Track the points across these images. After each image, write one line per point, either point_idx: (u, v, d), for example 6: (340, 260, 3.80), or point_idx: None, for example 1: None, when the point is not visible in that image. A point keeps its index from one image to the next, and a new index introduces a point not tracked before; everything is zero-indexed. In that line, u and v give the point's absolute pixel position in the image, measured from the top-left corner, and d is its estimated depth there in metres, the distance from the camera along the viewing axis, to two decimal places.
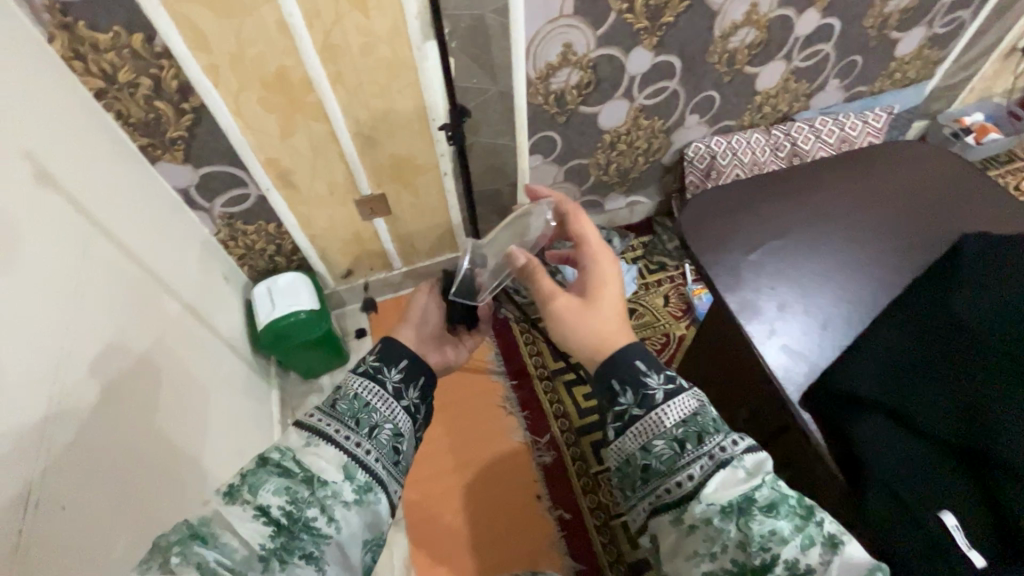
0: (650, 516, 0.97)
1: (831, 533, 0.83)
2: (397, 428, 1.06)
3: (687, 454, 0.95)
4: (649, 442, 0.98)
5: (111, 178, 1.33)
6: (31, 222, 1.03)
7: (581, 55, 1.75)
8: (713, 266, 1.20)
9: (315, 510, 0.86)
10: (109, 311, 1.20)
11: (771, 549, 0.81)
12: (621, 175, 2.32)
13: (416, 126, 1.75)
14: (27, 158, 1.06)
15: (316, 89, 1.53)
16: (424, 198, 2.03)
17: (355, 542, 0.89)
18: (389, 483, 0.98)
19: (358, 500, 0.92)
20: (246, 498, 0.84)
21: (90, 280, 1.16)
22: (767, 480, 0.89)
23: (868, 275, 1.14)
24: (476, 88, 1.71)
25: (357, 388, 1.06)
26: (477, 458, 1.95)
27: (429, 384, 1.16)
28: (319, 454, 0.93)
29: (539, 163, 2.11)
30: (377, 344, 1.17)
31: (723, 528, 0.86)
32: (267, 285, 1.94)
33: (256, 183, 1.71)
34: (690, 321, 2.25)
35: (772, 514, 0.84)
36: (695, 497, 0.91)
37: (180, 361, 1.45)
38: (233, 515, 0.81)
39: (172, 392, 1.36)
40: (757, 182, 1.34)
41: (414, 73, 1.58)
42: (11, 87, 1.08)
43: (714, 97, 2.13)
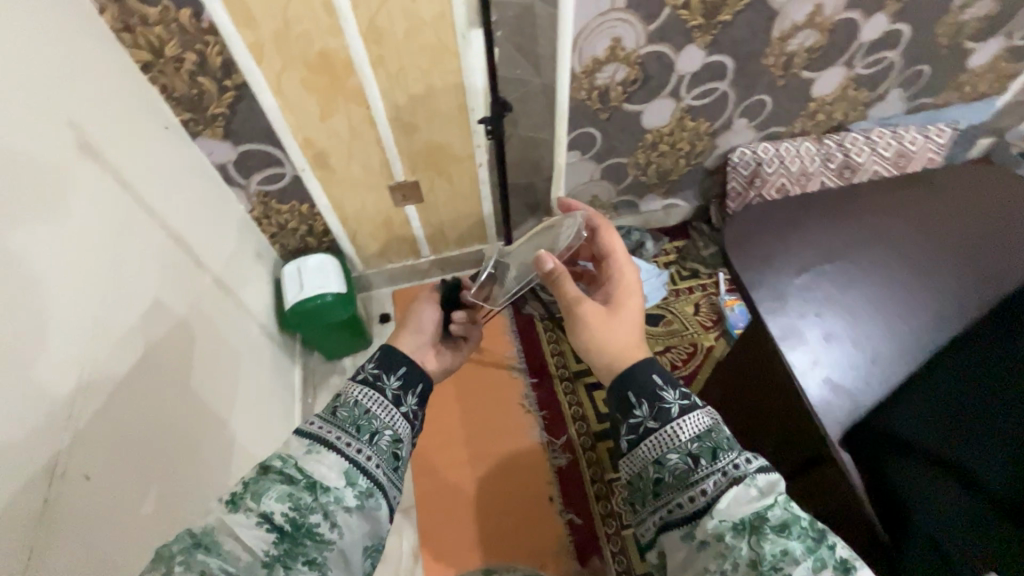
0: (660, 531, 0.91)
1: (845, 558, 0.76)
2: (396, 434, 1.08)
3: (700, 469, 0.89)
4: (661, 454, 0.94)
5: (152, 152, 1.34)
6: (74, 192, 1.05)
7: (630, 51, 1.68)
8: (754, 287, 1.14)
9: (318, 516, 0.87)
10: (143, 283, 1.22)
11: (783, 569, 0.75)
12: (660, 177, 2.24)
13: (455, 115, 1.72)
14: (71, 128, 1.08)
15: (357, 73, 1.51)
16: (458, 187, 2.00)
17: (356, 547, 0.90)
18: (389, 488, 1.00)
19: (359, 505, 0.93)
20: (248, 506, 0.84)
21: (127, 253, 1.17)
22: (780, 500, 0.84)
23: (923, 309, 1.06)
24: (518, 80, 1.67)
25: (358, 395, 1.08)
26: (492, 453, 1.94)
27: (426, 392, 1.20)
28: (321, 461, 0.94)
29: (576, 159, 2.05)
30: (375, 355, 1.20)
31: (734, 545, 0.80)
32: (296, 265, 1.95)
33: (293, 164, 1.72)
34: (720, 333, 2.18)
35: (785, 534, 0.78)
36: (707, 512, 0.86)
37: (209, 336, 1.48)
38: (235, 522, 0.82)
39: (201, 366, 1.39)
40: (806, 208, 1.28)
41: (456, 60, 1.55)
42: (60, 56, 1.09)
43: (765, 101, 2.03)
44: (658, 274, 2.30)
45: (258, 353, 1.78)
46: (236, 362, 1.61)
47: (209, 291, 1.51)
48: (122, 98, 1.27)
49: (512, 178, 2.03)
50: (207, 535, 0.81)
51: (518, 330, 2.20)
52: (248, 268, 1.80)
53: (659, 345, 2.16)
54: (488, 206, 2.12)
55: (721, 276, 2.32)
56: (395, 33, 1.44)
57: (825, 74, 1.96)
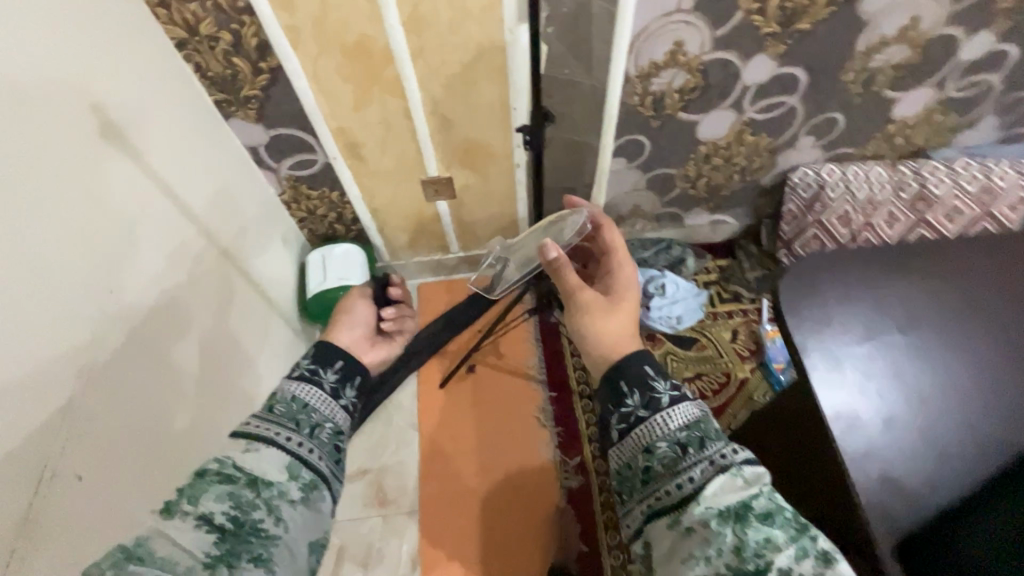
0: (646, 519, 0.88)
1: (826, 551, 0.75)
2: (336, 426, 1.19)
3: (688, 457, 0.88)
4: (651, 442, 0.91)
5: (179, 133, 1.31)
6: (88, 176, 1.01)
7: (692, 57, 1.53)
8: (811, 351, 1.03)
9: (261, 512, 0.93)
10: (157, 270, 1.19)
11: (766, 556, 0.75)
12: (710, 191, 2.09)
13: (495, 113, 1.62)
14: (92, 110, 1.04)
15: (396, 63, 1.43)
16: (493, 187, 1.91)
17: (300, 538, 0.96)
18: (331, 481, 1.09)
19: (303, 497, 1.00)
20: (183, 509, 0.88)
21: (143, 239, 1.15)
22: (765, 491, 0.83)
23: (1006, 405, 0.94)
24: (567, 80, 1.55)
25: (298, 390, 1.19)
26: (501, 464, 1.88)
27: (361, 385, 1.33)
28: (261, 453, 1.02)
29: (621, 167, 1.92)
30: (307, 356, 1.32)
31: (720, 532, 0.79)
32: (321, 253, 1.91)
33: (324, 151, 1.66)
34: (757, 365, 2.04)
35: (769, 522, 0.78)
36: (694, 499, 0.84)
37: (226, 323, 1.45)
38: (171, 528, 0.84)
39: (214, 354, 1.38)
40: (881, 250, 1.14)
41: (501, 56, 1.44)
42: (86, 32, 1.05)
43: (837, 120, 1.84)
44: (696, 294, 2.16)
45: (276, 342, 1.76)
46: (252, 349, 1.59)
47: (229, 277, 1.49)
48: (152, 76, 1.23)
49: (551, 182, 1.93)
50: (142, 540, 0.82)
51: (542, 338, 2.12)
52: (272, 253, 1.77)
53: (689, 371, 2.03)
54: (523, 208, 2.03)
55: (764, 303, 2.17)
56: (438, 23, 1.35)
57: (911, 94, 1.76)
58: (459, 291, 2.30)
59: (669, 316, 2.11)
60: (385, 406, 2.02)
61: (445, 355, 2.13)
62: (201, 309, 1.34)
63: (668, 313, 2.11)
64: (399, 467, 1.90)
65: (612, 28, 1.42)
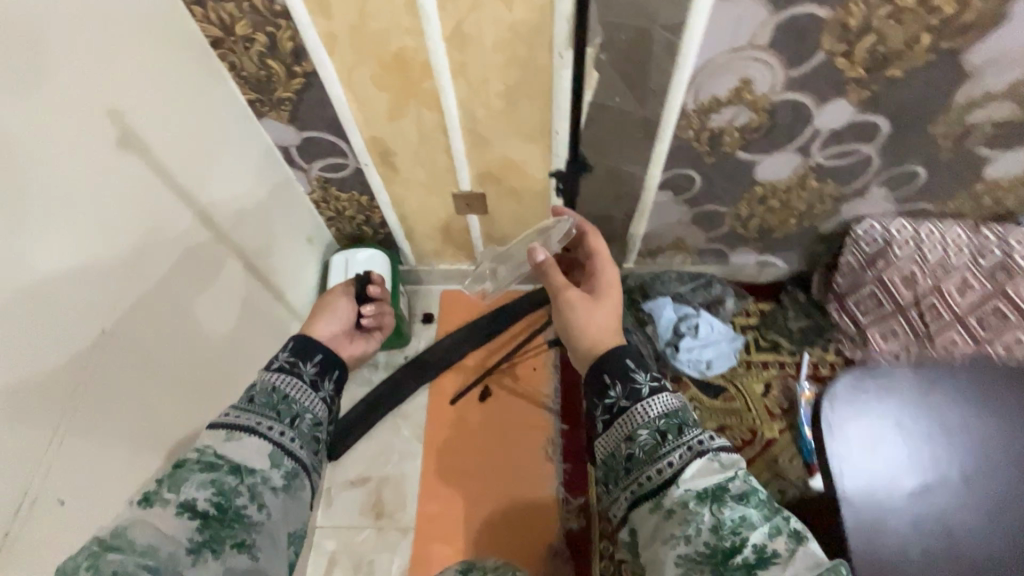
0: (631, 507, 0.98)
1: (797, 529, 0.85)
2: (316, 418, 1.13)
3: (667, 443, 0.98)
4: (633, 430, 1.02)
5: (204, 134, 1.28)
6: (98, 182, 0.99)
7: (760, 96, 1.38)
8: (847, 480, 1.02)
9: (244, 499, 0.92)
10: (167, 278, 1.17)
11: (741, 534, 0.84)
12: (761, 232, 1.93)
13: (536, 135, 1.52)
14: (111, 116, 1.02)
15: (435, 78, 1.34)
16: (527, 207, 1.82)
17: (283, 526, 0.95)
18: (313, 470, 1.06)
19: (286, 485, 0.99)
20: (164, 497, 0.86)
21: (155, 246, 1.13)
22: (740, 475, 0.93)
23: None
24: (617, 109, 1.43)
25: (275, 379, 1.12)
26: (503, 493, 1.84)
27: (342, 377, 1.24)
28: (241, 443, 0.98)
29: (667, 199, 1.79)
30: (288, 345, 1.22)
31: (698, 512, 0.88)
32: (344, 257, 1.88)
33: (356, 157, 1.60)
34: (787, 425, 1.90)
35: (743, 502, 0.88)
36: (674, 483, 0.94)
37: (235, 327, 1.45)
38: (153, 516, 0.83)
39: (219, 359, 1.37)
40: (932, 372, 1.10)
41: (547, 78, 1.34)
42: (111, 35, 1.01)
43: (917, 173, 1.65)
44: (730, 339, 2.03)
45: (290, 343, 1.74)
46: (262, 351, 1.59)
47: (242, 280, 1.48)
48: (182, 76, 1.20)
49: (588, 207, 1.82)
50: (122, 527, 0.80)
51: (560, 367, 2.04)
52: (293, 254, 1.75)
53: (712, 422, 1.91)
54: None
55: (805, 358, 2.01)
56: (483, 40, 1.25)
57: (1009, 155, 1.55)
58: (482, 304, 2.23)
59: (698, 359, 1.98)
60: (394, 415, 2.00)
61: (460, 370, 2.08)
62: (211, 315, 1.33)
63: (698, 356, 1.98)
64: (400, 480, 1.88)
65: (673, 59, 1.28)
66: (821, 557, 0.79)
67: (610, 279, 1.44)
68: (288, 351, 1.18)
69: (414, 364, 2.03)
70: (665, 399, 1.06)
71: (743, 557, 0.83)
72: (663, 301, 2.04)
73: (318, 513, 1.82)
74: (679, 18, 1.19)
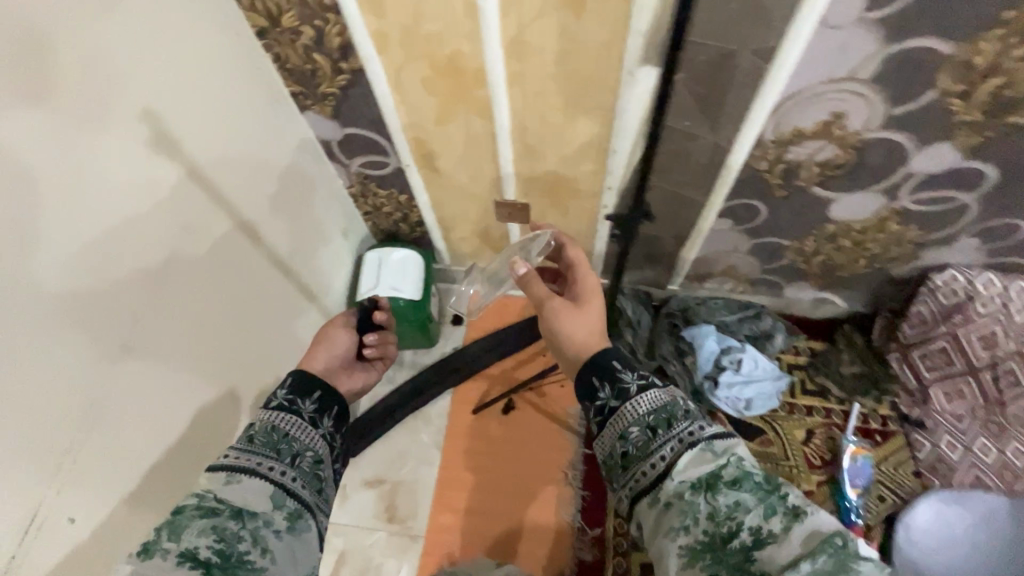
0: (633, 503, 1.01)
1: (796, 507, 0.86)
2: (318, 454, 1.09)
3: (658, 438, 1.02)
4: (624, 428, 1.07)
5: (241, 131, 1.22)
6: (127, 189, 0.93)
7: (850, 132, 1.22)
8: None
9: (247, 544, 0.88)
10: (196, 283, 1.13)
11: (737, 518, 0.87)
12: (824, 269, 1.77)
13: (591, 151, 1.40)
14: (147, 119, 0.96)
15: (488, 86, 1.23)
16: (571, 221, 1.71)
17: (290, 568, 0.91)
18: (317, 509, 1.02)
19: (289, 527, 0.95)
20: (164, 548, 0.82)
21: (186, 251, 1.09)
22: (734, 460, 0.95)
23: None
24: (684, 132, 1.29)
25: (276, 417, 1.08)
26: (519, 510, 1.79)
27: (342, 414, 1.19)
28: (244, 488, 0.95)
29: (725, 228, 1.64)
30: (287, 379, 1.18)
31: (693, 500, 0.91)
32: (378, 254, 1.80)
33: (398, 157, 1.52)
34: (826, 479, 1.77)
35: (736, 488, 0.90)
36: (669, 476, 0.97)
37: (263, 325, 1.41)
38: (154, 566, 0.80)
39: (246, 360, 1.34)
40: None
41: (611, 95, 1.22)
42: (151, 31, 0.95)
43: (1018, 227, 1.46)
44: (775, 379, 1.89)
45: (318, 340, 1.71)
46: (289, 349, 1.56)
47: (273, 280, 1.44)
48: (222, 69, 1.13)
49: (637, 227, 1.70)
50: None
51: None
52: (325, 248, 1.70)
53: None
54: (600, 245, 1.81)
55: (855, 408, 1.86)
56: (546, 50, 1.13)
57: None
58: (514, 311, 2.15)
59: (737, 397, 1.86)
60: (415, 417, 1.96)
61: (486, 378, 2.02)
62: (237, 317, 1.30)
63: (738, 394, 1.86)
64: (416, 486, 1.85)
65: (757, 87, 1.14)
66: (825, 523, 0.81)
67: (592, 285, 1.39)
68: (286, 387, 1.15)
69: (440, 368, 1.98)
70: (655, 395, 1.11)
71: (740, 541, 0.84)
72: (704, 334, 1.90)
73: (332, 508, 1.82)
74: (771, 43, 1.05)
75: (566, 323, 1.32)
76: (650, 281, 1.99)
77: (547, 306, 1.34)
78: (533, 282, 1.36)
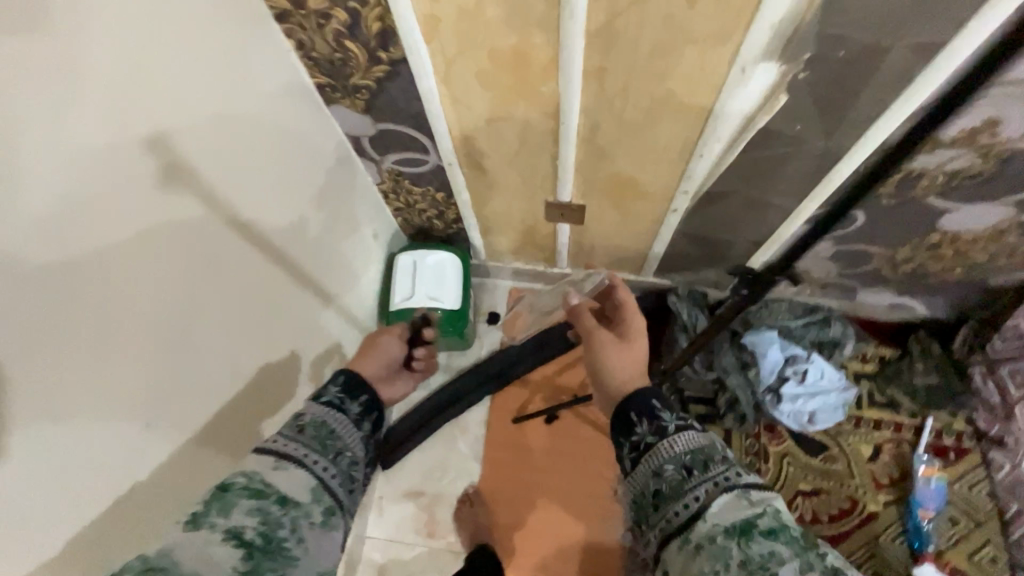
0: (660, 546, 0.88)
1: (834, 567, 0.76)
2: (357, 457, 0.93)
3: (692, 479, 0.89)
4: (658, 465, 0.94)
5: (260, 139, 1.02)
6: (134, 237, 0.75)
7: (1001, 140, 1.00)
8: None
9: (286, 533, 0.76)
10: (220, 325, 0.97)
11: (771, 570, 0.76)
12: (912, 276, 1.58)
13: (670, 153, 1.18)
14: (151, 146, 0.77)
15: (559, 81, 1.01)
16: (632, 222, 1.51)
17: (314, 568, 0.79)
18: (350, 509, 0.89)
19: (324, 522, 0.82)
20: (212, 521, 0.72)
21: (206, 291, 0.92)
22: (771, 510, 0.83)
23: None
24: (791, 137, 1.07)
25: (318, 410, 0.93)
26: (565, 528, 1.71)
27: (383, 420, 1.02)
28: (288, 474, 0.82)
29: (809, 234, 1.44)
30: (337, 374, 1.02)
31: (726, 547, 0.79)
32: (413, 258, 1.62)
33: (439, 155, 1.31)
34: (893, 500, 1.66)
35: (772, 538, 0.79)
36: (700, 518, 0.85)
37: (296, 351, 1.27)
38: (196, 540, 0.69)
39: (280, 394, 1.21)
40: None
41: (711, 95, 0.99)
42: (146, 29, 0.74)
43: None
44: (841, 390, 1.74)
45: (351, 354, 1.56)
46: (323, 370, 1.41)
47: (303, 300, 1.27)
48: (234, 67, 0.92)
49: (706, 230, 1.50)
50: (166, 550, 0.67)
51: None
52: (355, 253, 1.52)
53: (807, 484, 1.69)
54: (660, 246, 1.62)
55: (928, 423, 1.72)
56: (640, 40, 0.90)
57: None
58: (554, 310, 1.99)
59: (801, 410, 1.72)
60: (451, 426, 1.84)
61: (526, 384, 1.88)
62: (267, 352, 1.14)
63: (802, 407, 1.72)
64: (455, 500, 1.75)
65: (901, 89, 0.91)
66: None
67: (637, 324, 1.22)
68: (339, 380, 0.99)
69: (478, 374, 1.84)
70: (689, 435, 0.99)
71: None
72: (767, 343, 1.74)
73: (369, 522, 1.74)
74: (939, 37, 0.82)
75: (605, 357, 1.18)
76: (708, 282, 1.81)
77: (591, 337, 1.22)
78: (585, 315, 1.25)
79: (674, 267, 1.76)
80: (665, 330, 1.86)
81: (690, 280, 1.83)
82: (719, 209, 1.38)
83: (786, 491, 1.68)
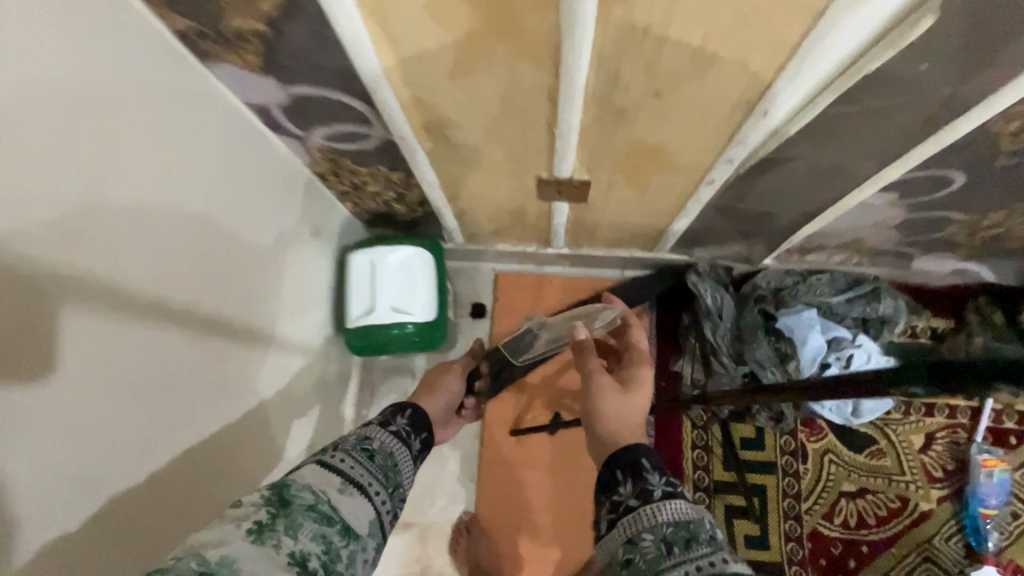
0: None
1: None
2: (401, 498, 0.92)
3: (672, 559, 0.72)
4: (634, 534, 0.77)
5: (89, 144, 0.62)
6: None
7: None
8: None
9: (343, 566, 0.73)
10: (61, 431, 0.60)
11: None
12: (990, 241, 1.28)
13: (718, 112, 0.82)
14: None
15: (559, 10, 0.63)
16: (649, 195, 1.16)
17: None
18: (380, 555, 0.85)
19: (372, 559, 0.79)
20: (278, 540, 0.68)
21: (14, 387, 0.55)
22: None
23: None
24: (905, 82, 0.72)
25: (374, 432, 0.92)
26: (578, 553, 1.48)
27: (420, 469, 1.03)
28: (353, 500, 0.80)
29: (879, 201, 1.12)
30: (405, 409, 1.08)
31: None
32: (370, 257, 1.26)
33: (387, 126, 0.93)
34: (948, 496, 1.46)
35: None
36: None
37: (236, 419, 0.93)
38: (264, 556, 0.65)
39: (219, 486, 0.90)
40: None
41: (799, 27, 0.63)
42: None
43: None
44: (890, 371, 1.47)
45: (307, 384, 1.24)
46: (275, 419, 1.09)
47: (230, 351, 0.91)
48: None
49: (745, 201, 1.16)
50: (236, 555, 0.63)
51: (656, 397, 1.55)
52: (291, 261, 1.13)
53: (851, 483, 1.47)
54: (683, 221, 1.29)
55: (988, 406, 1.50)
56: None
57: None
58: (551, 295, 1.67)
59: (845, 401, 1.47)
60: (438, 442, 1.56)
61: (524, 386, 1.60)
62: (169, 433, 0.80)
63: (847, 398, 1.47)
64: (449, 528, 1.51)
65: None
66: None
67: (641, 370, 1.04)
68: (403, 415, 1.03)
69: None
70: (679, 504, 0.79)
71: None
72: (805, 326, 1.47)
73: None
74: None
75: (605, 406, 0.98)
76: (736, 255, 1.50)
77: (592, 379, 1.04)
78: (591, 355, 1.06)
79: (696, 240, 1.44)
80: (685, 315, 1.56)
81: (714, 254, 1.51)
82: (768, 178, 1.04)
83: (829, 494, 1.47)
